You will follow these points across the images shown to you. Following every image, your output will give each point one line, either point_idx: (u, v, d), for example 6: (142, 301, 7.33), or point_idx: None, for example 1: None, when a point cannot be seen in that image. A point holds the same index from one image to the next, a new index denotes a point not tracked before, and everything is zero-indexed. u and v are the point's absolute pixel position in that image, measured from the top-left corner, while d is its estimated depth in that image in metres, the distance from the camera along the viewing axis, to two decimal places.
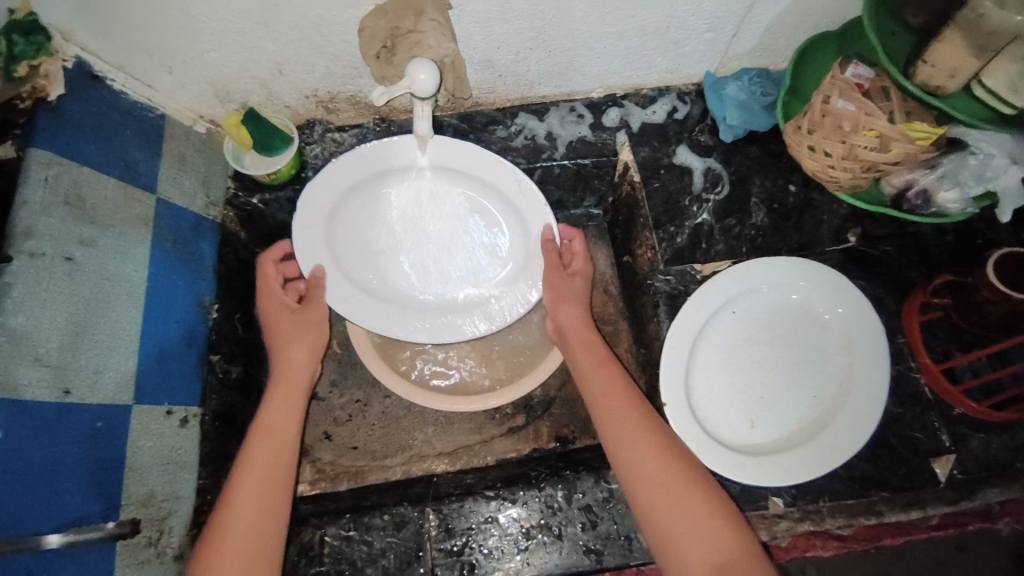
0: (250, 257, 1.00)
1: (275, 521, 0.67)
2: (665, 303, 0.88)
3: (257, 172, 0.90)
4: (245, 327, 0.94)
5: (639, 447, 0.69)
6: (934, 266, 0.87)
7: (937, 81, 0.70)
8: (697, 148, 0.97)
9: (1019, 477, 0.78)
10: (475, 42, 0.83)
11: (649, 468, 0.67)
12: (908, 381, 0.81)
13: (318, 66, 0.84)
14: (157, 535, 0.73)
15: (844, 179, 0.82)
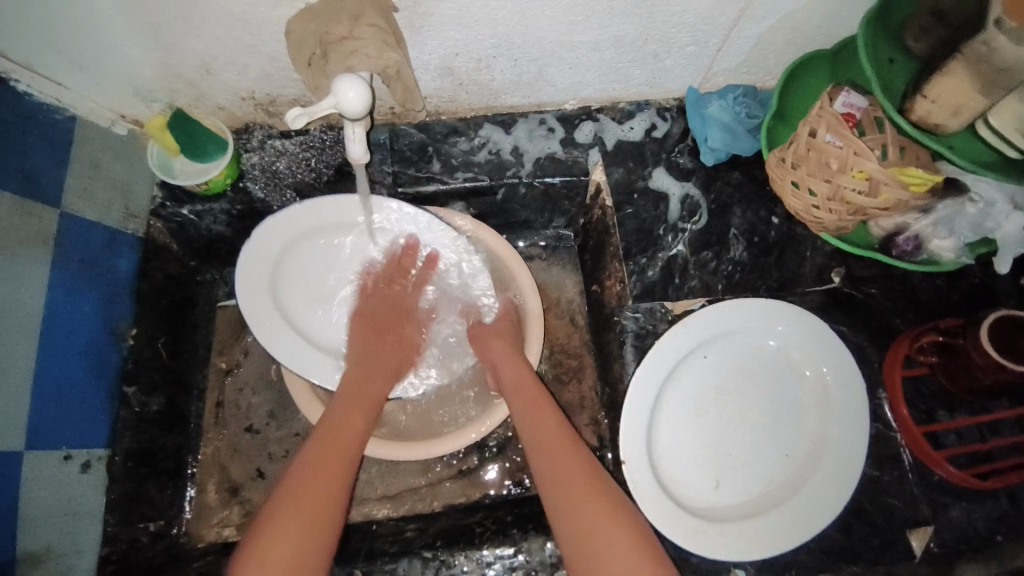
0: (183, 272, 0.90)
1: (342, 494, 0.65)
2: (632, 343, 0.81)
3: (189, 181, 0.80)
4: (170, 353, 0.85)
5: (577, 480, 0.64)
6: (921, 313, 0.81)
7: (938, 118, 0.63)
8: (675, 171, 0.89)
9: (997, 551, 0.73)
10: (429, 47, 0.74)
11: (582, 502, 0.62)
12: (887, 442, 0.75)
13: (252, 67, 0.74)
14: None
15: (828, 221, 0.75)
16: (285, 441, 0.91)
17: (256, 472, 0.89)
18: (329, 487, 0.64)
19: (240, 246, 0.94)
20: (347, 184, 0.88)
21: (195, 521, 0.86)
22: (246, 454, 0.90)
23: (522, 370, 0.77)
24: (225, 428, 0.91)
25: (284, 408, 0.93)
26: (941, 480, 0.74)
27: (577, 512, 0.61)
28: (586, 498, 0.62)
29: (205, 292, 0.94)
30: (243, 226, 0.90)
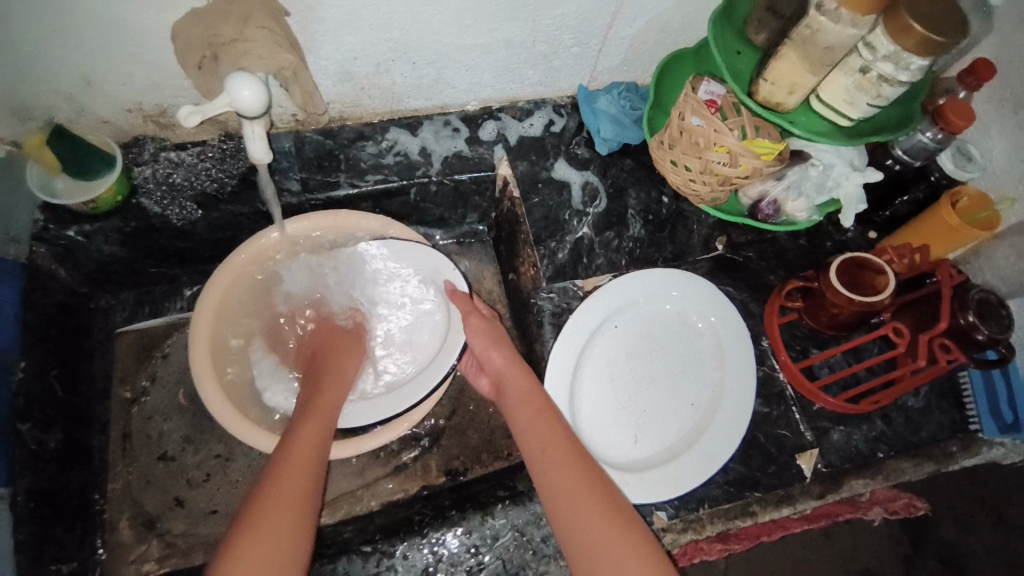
0: (73, 298, 0.86)
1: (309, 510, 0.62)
2: (549, 322, 0.87)
3: (70, 200, 0.76)
4: (65, 385, 0.81)
5: (587, 498, 0.63)
6: (790, 269, 0.93)
7: (778, 97, 0.74)
8: (574, 162, 0.96)
9: (880, 467, 0.85)
10: (326, 52, 0.76)
11: (590, 527, 0.61)
12: (772, 382, 0.86)
13: (137, 76, 0.72)
14: None
15: (704, 193, 0.85)
16: (205, 464, 0.88)
17: (176, 501, 0.86)
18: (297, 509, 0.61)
19: (139, 266, 0.90)
20: (254, 194, 0.87)
21: (112, 560, 0.82)
22: (163, 482, 0.86)
23: (530, 380, 0.75)
24: (135, 460, 0.87)
25: (201, 433, 0.89)
26: (822, 410, 0.85)
27: (590, 532, 0.61)
28: (594, 521, 0.62)
29: (101, 319, 0.91)
30: (140, 244, 0.86)
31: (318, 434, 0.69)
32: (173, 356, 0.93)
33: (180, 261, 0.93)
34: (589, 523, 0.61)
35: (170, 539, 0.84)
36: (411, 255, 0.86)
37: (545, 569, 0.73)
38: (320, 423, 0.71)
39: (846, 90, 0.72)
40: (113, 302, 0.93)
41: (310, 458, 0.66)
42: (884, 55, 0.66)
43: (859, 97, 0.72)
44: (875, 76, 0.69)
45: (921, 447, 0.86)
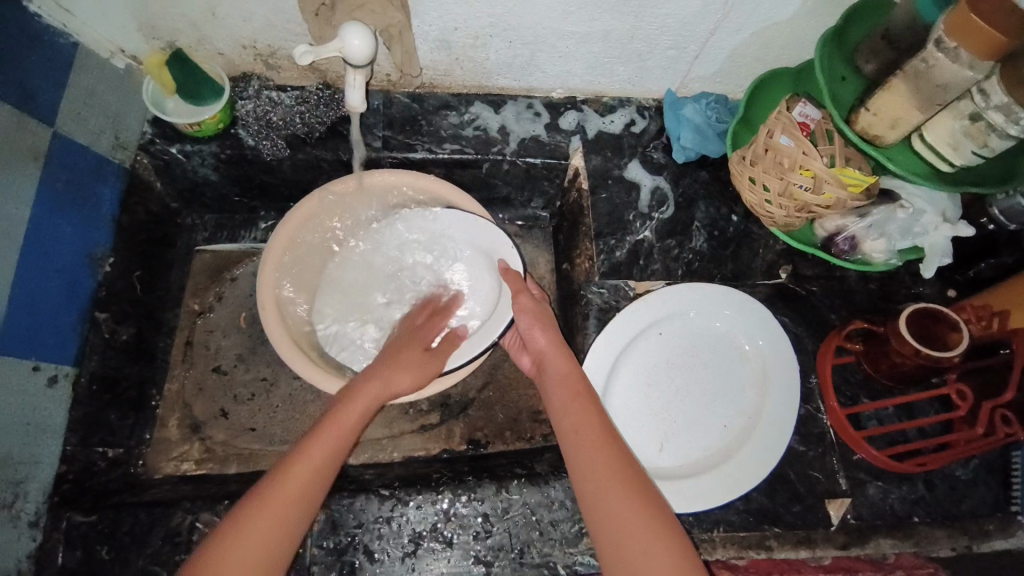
0: (163, 211, 0.93)
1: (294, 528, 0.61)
2: (595, 316, 0.87)
3: (178, 119, 0.82)
4: (144, 287, 0.88)
5: (616, 482, 0.64)
6: (854, 311, 0.89)
7: (877, 130, 0.71)
8: (649, 165, 0.96)
9: (913, 532, 0.81)
10: (430, 18, 0.79)
11: (618, 509, 0.63)
12: (814, 422, 0.84)
13: (256, 15, 0.77)
14: (12, 498, 0.68)
15: (778, 216, 0.83)
16: (251, 384, 0.93)
17: (221, 411, 0.92)
18: (280, 527, 0.60)
19: (224, 192, 0.96)
20: (338, 143, 0.90)
21: (154, 454, 0.88)
22: (211, 393, 0.92)
23: (569, 362, 0.77)
24: (191, 367, 0.93)
25: (253, 354, 0.95)
26: (861, 460, 0.82)
27: (617, 515, 0.62)
28: (623, 503, 0.63)
29: (183, 235, 0.98)
30: (229, 172, 0.92)
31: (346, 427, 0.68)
32: (240, 281, 0.99)
33: (260, 195, 0.99)
34: (617, 508, 0.63)
35: (210, 445, 0.90)
36: (474, 229, 0.87)
37: (548, 552, 0.74)
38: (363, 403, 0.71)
39: (952, 133, 0.69)
40: (197, 221, 1.00)
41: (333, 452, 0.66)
42: (998, 104, 0.62)
43: (965, 143, 0.69)
44: (984, 125, 0.65)
45: (961, 520, 0.81)
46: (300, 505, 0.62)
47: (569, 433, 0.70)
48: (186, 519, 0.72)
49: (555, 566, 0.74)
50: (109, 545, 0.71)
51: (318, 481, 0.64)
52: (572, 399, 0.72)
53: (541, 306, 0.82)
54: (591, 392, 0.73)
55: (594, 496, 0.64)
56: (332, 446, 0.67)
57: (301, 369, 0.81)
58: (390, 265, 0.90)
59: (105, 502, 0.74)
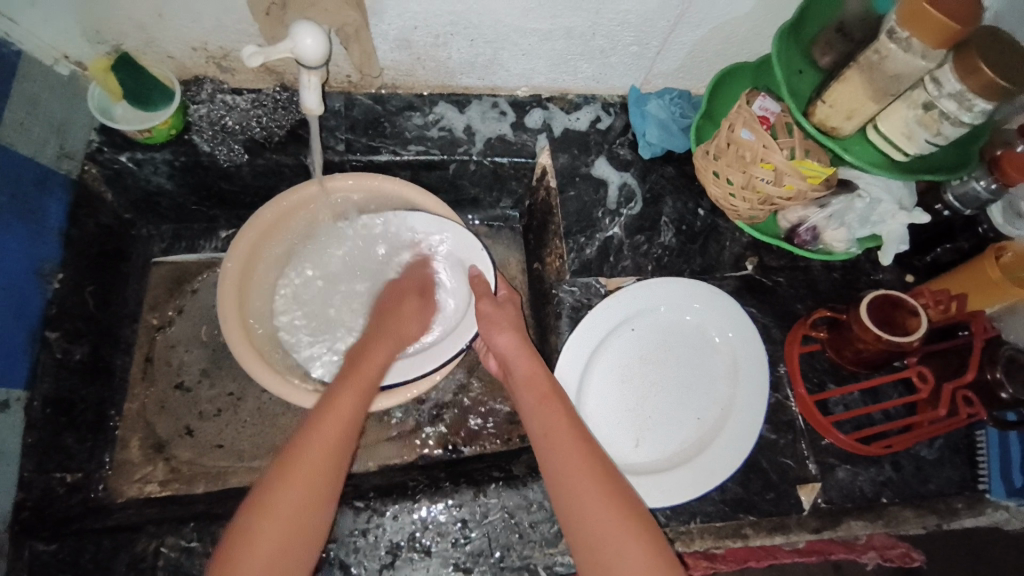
0: (116, 222, 0.89)
1: (327, 499, 0.63)
2: (567, 315, 0.87)
3: (129, 127, 0.79)
4: (97, 302, 0.84)
5: (588, 484, 0.64)
6: (819, 300, 0.91)
7: (835, 121, 0.73)
8: (615, 161, 0.96)
9: (882, 512, 0.83)
10: (389, 17, 0.77)
11: (590, 513, 0.62)
12: (784, 410, 0.85)
13: (206, 16, 0.74)
14: None
15: (743, 209, 0.84)
16: (216, 400, 0.90)
17: (185, 429, 0.88)
18: (283, 544, 0.59)
19: (181, 201, 0.93)
20: (299, 147, 0.88)
21: (115, 475, 0.85)
22: (173, 411, 0.89)
23: (535, 364, 0.76)
24: (152, 384, 0.90)
25: (217, 368, 0.92)
26: (830, 445, 0.84)
27: (591, 516, 0.62)
28: (595, 507, 0.62)
29: (139, 247, 0.94)
30: (185, 180, 0.89)
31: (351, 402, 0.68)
32: (201, 293, 0.96)
33: (219, 203, 0.95)
34: (591, 509, 0.62)
35: (175, 465, 0.87)
36: (438, 229, 0.87)
37: (528, 554, 0.73)
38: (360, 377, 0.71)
39: (906, 123, 0.71)
40: (153, 232, 0.97)
41: (331, 441, 0.65)
42: (949, 92, 0.65)
43: (919, 132, 0.71)
44: (937, 113, 0.67)
45: (927, 498, 0.84)
46: (325, 475, 0.63)
47: (541, 435, 0.69)
48: (149, 544, 0.69)
49: (535, 568, 0.73)
50: (71, 573, 0.67)
51: (339, 448, 0.65)
52: (541, 400, 0.71)
53: (509, 310, 0.81)
54: (560, 394, 0.72)
55: (566, 499, 0.64)
56: (350, 413, 0.68)
57: (267, 382, 0.77)
58: (359, 271, 0.89)
59: (66, 530, 0.71)
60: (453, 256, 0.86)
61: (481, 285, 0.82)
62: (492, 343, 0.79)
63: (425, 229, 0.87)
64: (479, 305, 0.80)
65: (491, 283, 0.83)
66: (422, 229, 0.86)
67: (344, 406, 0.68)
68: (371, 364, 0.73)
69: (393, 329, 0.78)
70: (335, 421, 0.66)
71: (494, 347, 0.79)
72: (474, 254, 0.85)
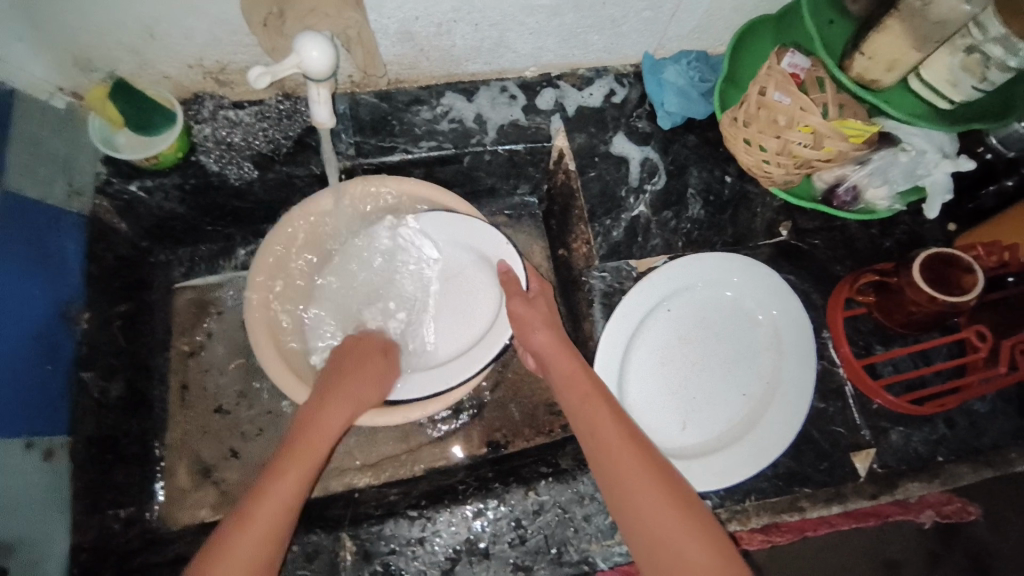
0: (133, 252, 0.88)
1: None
2: (600, 302, 0.85)
3: (133, 156, 0.76)
4: (128, 336, 0.84)
5: (643, 485, 0.62)
6: (858, 260, 0.88)
7: (873, 74, 0.68)
8: (634, 135, 0.92)
9: (939, 472, 0.81)
10: (387, 11, 0.73)
11: (647, 514, 0.60)
12: (831, 376, 0.83)
13: (200, 31, 0.71)
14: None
15: (777, 175, 0.80)
16: (257, 420, 0.90)
17: (230, 452, 0.89)
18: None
19: (196, 224, 0.91)
20: (309, 156, 0.85)
21: (168, 503, 0.86)
22: (216, 435, 0.90)
23: (573, 362, 0.74)
24: (193, 411, 0.90)
25: (254, 388, 0.92)
26: (880, 408, 0.82)
27: (648, 519, 0.60)
28: (652, 507, 0.60)
29: (160, 274, 0.93)
30: (196, 203, 0.87)
31: (304, 461, 0.65)
32: (227, 313, 0.95)
33: (233, 219, 0.93)
34: (648, 512, 0.60)
35: (225, 488, 0.88)
36: (456, 229, 0.85)
37: (586, 547, 0.73)
38: (314, 441, 0.67)
39: (950, 69, 0.66)
40: (172, 257, 0.95)
41: (288, 491, 0.62)
42: (996, 37, 0.60)
43: (963, 78, 0.66)
44: (979, 58, 0.63)
45: (984, 453, 0.82)
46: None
47: (589, 436, 0.67)
48: None
49: (594, 561, 0.73)
50: None
51: (277, 531, 0.60)
52: (586, 401, 0.69)
53: (544, 307, 0.79)
54: (606, 394, 0.70)
55: (621, 500, 0.62)
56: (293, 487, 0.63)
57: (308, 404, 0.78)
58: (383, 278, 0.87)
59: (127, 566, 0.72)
60: (482, 256, 0.84)
61: (513, 284, 0.79)
62: (528, 341, 0.77)
63: (451, 229, 0.85)
64: (512, 304, 0.77)
65: (523, 279, 0.80)
66: (449, 229, 0.85)
67: (291, 479, 0.63)
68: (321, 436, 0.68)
69: (353, 392, 0.73)
70: (271, 503, 0.61)
71: (531, 346, 0.77)
72: (503, 249, 0.83)
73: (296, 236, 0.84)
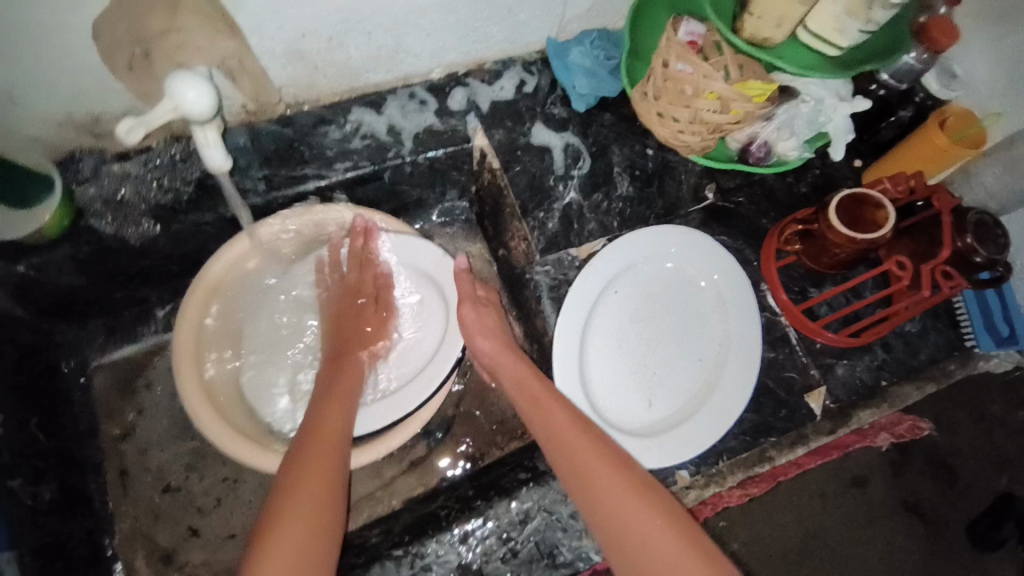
0: (34, 338, 0.79)
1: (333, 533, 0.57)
2: (548, 296, 0.85)
3: (17, 234, 0.68)
4: (47, 433, 0.77)
5: (603, 476, 0.61)
6: (782, 210, 0.92)
7: (765, 32, 0.70)
8: (552, 123, 0.91)
9: (886, 395, 0.86)
10: (270, 31, 0.68)
11: (610, 504, 0.60)
12: (775, 326, 0.87)
13: (61, 85, 0.64)
14: None
15: (694, 143, 0.82)
16: (213, 490, 0.85)
17: (189, 531, 0.83)
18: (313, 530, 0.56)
19: (103, 293, 0.83)
20: (214, 200, 0.79)
21: None
22: (170, 516, 0.83)
23: (524, 367, 0.73)
24: (138, 498, 0.83)
25: (202, 459, 0.86)
26: (824, 347, 0.86)
27: (613, 509, 0.59)
28: (613, 497, 0.60)
29: (73, 354, 0.85)
30: (98, 270, 0.79)
31: (338, 412, 0.69)
32: (160, 381, 0.88)
33: (145, 282, 0.86)
34: (612, 502, 0.59)
35: (190, 570, 0.82)
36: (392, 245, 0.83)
37: (577, 544, 0.74)
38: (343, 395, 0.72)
39: (835, 18, 0.69)
40: (83, 332, 0.87)
41: (332, 443, 0.65)
42: None
43: (849, 23, 0.69)
44: None
45: (921, 369, 0.88)
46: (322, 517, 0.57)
47: (547, 437, 0.67)
48: None
49: (588, 556, 0.73)
50: None
51: (333, 475, 0.62)
52: (538, 402, 0.69)
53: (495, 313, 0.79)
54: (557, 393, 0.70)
55: (586, 497, 0.62)
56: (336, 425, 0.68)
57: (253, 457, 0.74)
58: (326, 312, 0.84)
59: None
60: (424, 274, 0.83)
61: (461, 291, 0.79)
62: (481, 348, 0.76)
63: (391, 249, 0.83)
64: (463, 311, 0.77)
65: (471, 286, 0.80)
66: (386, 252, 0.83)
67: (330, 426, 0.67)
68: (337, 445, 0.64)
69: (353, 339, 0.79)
70: (316, 467, 0.61)
71: (484, 354, 0.76)
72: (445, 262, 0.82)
73: (224, 283, 0.80)
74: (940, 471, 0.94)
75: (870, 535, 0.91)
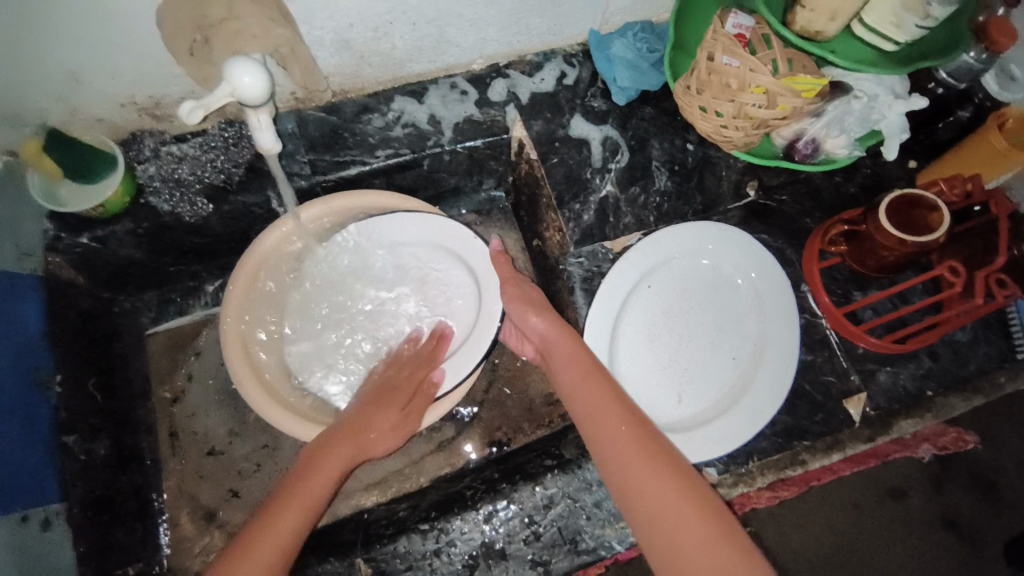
0: (95, 305, 0.85)
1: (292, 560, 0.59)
2: (580, 287, 0.85)
3: (81, 208, 0.73)
4: (104, 393, 0.82)
5: (640, 457, 0.61)
6: (826, 210, 0.89)
7: (817, 25, 0.68)
8: (591, 115, 0.91)
9: (930, 405, 0.83)
10: (320, 21, 0.70)
11: (646, 485, 0.59)
12: (815, 328, 0.84)
13: (126, 68, 0.68)
14: None
15: (736, 138, 0.80)
16: (252, 456, 0.89)
17: (230, 492, 0.88)
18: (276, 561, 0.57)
19: (157, 266, 0.88)
20: (262, 182, 0.83)
21: (176, 555, 0.85)
22: (213, 478, 0.88)
23: (572, 341, 0.72)
24: (185, 458, 0.89)
25: (244, 426, 0.90)
26: (865, 352, 0.84)
27: (648, 492, 0.59)
28: (649, 479, 0.59)
29: (127, 323, 0.90)
30: (153, 245, 0.84)
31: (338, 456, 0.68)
32: (206, 353, 0.93)
33: (197, 258, 0.91)
34: (648, 485, 0.59)
35: (230, 530, 0.86)
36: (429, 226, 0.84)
37: (600, 533, 0.74)
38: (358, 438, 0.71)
39: (893, 10, 0.66)
40: (137, 303, 0.92)
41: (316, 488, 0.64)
42: None
43: (907, 18, 0.66)
44: None
45: (970, 381, 0.84)
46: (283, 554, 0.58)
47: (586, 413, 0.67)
48: None
49: (611, 544, 0.74)
50: None
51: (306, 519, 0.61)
52: (583, 376, 0.69)
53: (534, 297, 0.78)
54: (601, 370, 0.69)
55: (622, 477, 0.61)
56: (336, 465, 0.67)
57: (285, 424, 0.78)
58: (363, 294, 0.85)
59: None
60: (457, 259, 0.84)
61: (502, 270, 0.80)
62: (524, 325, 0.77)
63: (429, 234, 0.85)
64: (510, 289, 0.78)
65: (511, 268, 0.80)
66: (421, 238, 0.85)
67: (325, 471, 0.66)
68: (334, 461, 0.67)
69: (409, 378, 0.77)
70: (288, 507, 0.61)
71: (529, 330, 0.76)
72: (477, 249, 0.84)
73: (270, 257, 0.83)
74: (985, 487, 0.90)
75: (905, 548, 0.88)
